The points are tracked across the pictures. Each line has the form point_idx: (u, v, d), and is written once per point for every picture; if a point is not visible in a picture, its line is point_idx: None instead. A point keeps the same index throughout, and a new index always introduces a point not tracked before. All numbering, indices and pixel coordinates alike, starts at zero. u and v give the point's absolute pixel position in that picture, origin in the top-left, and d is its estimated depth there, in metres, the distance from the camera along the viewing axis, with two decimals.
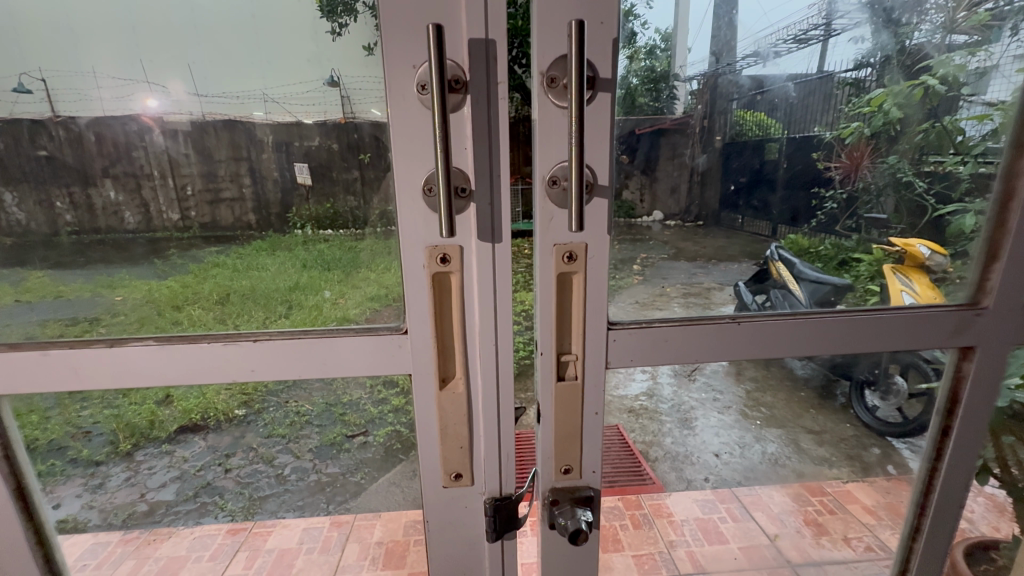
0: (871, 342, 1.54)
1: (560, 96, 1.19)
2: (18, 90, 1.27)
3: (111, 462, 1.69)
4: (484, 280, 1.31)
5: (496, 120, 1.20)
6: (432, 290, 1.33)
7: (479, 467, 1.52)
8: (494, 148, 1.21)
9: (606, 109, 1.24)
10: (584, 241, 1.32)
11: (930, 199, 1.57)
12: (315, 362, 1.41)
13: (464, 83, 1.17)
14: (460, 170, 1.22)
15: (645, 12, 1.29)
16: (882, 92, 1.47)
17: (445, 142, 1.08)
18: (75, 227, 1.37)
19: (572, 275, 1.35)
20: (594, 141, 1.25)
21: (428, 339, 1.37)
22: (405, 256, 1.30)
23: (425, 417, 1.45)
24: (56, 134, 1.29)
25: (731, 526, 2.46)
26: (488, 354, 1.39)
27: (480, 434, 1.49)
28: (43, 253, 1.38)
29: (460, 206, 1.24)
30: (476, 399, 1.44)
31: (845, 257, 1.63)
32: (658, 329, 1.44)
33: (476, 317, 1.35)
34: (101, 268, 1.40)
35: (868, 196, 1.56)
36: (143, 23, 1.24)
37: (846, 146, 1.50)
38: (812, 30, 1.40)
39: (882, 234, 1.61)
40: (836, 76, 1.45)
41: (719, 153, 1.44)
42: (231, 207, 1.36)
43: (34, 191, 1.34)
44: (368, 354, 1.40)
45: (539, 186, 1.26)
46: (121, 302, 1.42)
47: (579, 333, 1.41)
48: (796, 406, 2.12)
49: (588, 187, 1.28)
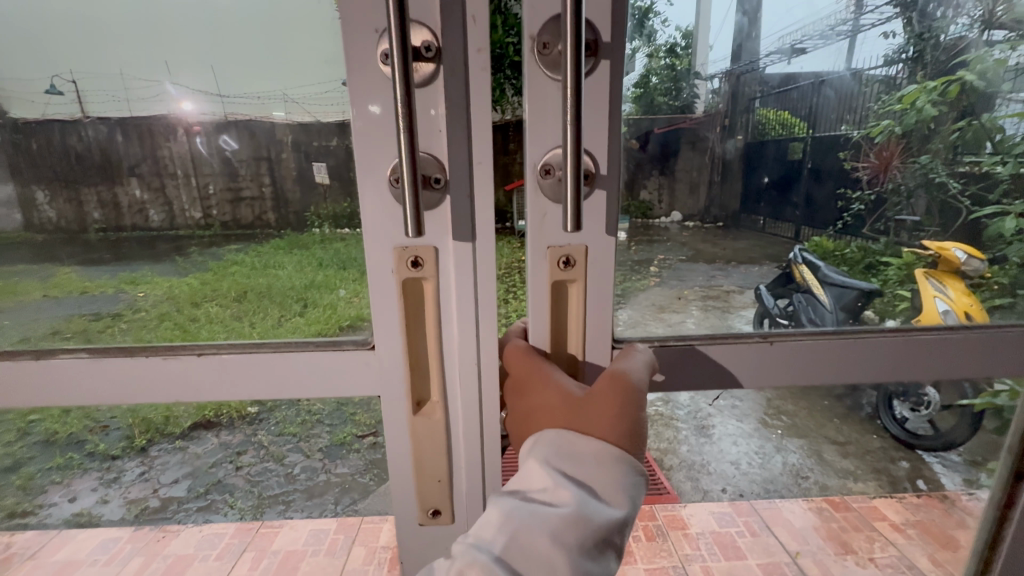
0: (916, 372, 1.37)
1: (552, 65, 1.08)
2: (49, 91, 1.23)
3: (126, 457, 1.72)
4: (462, 285, 1.22)
5: (473, 98, 1.10)
6: (401, 298, 1.23)
7: (459, 502, 1.41)
8: (470, 131, 1.11)
9: (609, 78, 1.11)
10: (583, 244, 1.22)
11: (965, 200, 1.50)
12: (281, 377, 1.34)
13: (435, 49, 1.06)
14: (431, 159, 1.13)
15: (665, 9, 1.19)
16: (914, 88, 1.40)
17: (412, 124, 0.95)
18: (104, 225, 1.37)
19: (568, 282, 1.25)
20: (596, 121, 1.13)
21: (398, 352, 1.28)
22: (372, 257, 1.21)
23: (396, 445, 1.36)
24: (85, 134, 1.31)
25: (748, 541, 2.34)
26: (467, 369, 1.29)
27: (458, 465, 1.38)
28: (74, 250, 1.40)
29: (434, 197, 1.15)
30: (454, 420, 1.34)
31: (873, 261, 1.69)
32: (675, 348, 1.31)
33: (455, 326, 1.26)
34: (123, 265, 1.45)
35: (897, 197, 1.52)
36: (171, 22, 1.22)
37: (874, 145, 1.47)
38: (840, 25, 1.27)
39: (914, 237, 1.59)
40: (863, 74, 1.36)
41: (739, 155, 1.38)
42: (251, 206, 1.36)
43: (66, 188, 1.36)
44: (338, 370, 1.33)
45: (531, 175, 1.15)
46: (142, 298, 1.54)
47: (576, 340, 1.29)
48: (819, 415, 2.03)
49: (589, 176, 1.16)
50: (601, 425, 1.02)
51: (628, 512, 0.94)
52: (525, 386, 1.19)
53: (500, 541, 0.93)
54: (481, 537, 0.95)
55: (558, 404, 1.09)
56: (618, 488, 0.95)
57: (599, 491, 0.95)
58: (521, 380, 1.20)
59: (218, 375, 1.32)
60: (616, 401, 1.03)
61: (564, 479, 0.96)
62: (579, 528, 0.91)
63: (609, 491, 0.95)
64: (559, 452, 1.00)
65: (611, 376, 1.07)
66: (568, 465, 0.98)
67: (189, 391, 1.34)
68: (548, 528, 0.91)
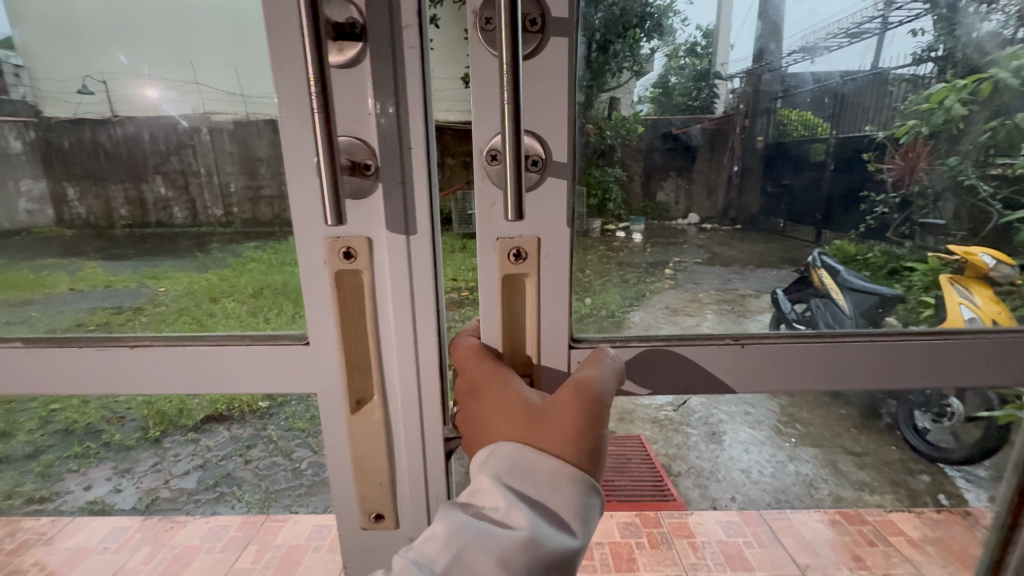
0: (913, 374, 1.34)
1: (492, 41, 1.04)
2: (82, 91, 1.28)
3: (140, 447, 1.74)
4: (396, 277, 1.20)
5: (402, 82, 1.08)
6: (336, 290, 1.22)
7: (403, 504, 1.39)
8: (399, 116, 1.09)
9: (558, 57, 1.07)
10: (533, 236, 1.18)
11: (996, 204, 1.44)
12: (251, 374, 1.35)
13: (361, 27, 1.04)
14: (361, 144, 1.10)
15: (685, 8, 1.20)
16: (942, 86, 1.37)
17: (325, 104, 0.88)
18: (128, 221, 1.41)
19: (521, 275, 1.22)
20: (544, 106, 1.10)
21: (335, 344, 1.27)
22: (305, 248, 1.19)
23: (335, 441, 1.35)
24: (115, 133, 1.33)
25: (757, 552, 2.28)
26: (406, 361, 1.27)
27: (400, 465, 1.36)
28: (98, 244, 1.46)
29: (364, 186, 1.13)
30: (395, 416, 1.32)
31: (897, 266, 1.58)
32: (640, 348, 1.28)
33: (390, 318, 1.24)
34: (148, 260, 1.46)
35: (924, 200, 1.44)
36: (193, 22, 1.24)
37: (900, 146, 1.39)
38: (866, 23, 1.27)
39: (941, 241, 1.51)
40: (891, 72, 1.35)
41: (759, 156, 1.38)
42: (270, 203, 1.32)
43: (93, 185, 1.39)
44: (280, 362, 1.32)
45: (478, 162, 1.12)
46: (163, 292, 1.51)
47: (534, 337, 1.26)
48: (835, 424, 1.97)
49: (539, 163, 1.13)
50: (563, 443, 0.95)
51: (584, 540, 0.89)
52: (481, 388, 1.12)
53: (445, 558, 0.89)
54: (425, 551, 0.91)
55: (517, 413, 1.03)
56: (574, 512, 0.91)
57: (554, 512, 0.91)
58: (480, 383, 1.13)
59: (215, 366, 1.34)
60: (580, 416, 0.96)
61: (517, 499, 0.91)
62: (531, 555, 0.86)
63: (566, 514, 0.91)
64: (514, 469, 0.95)
65: (570, 387, 1.00)
66: (521, 484, 0.94)
67: (209, 383, 1.37)
68: (498, 551, 0.87)
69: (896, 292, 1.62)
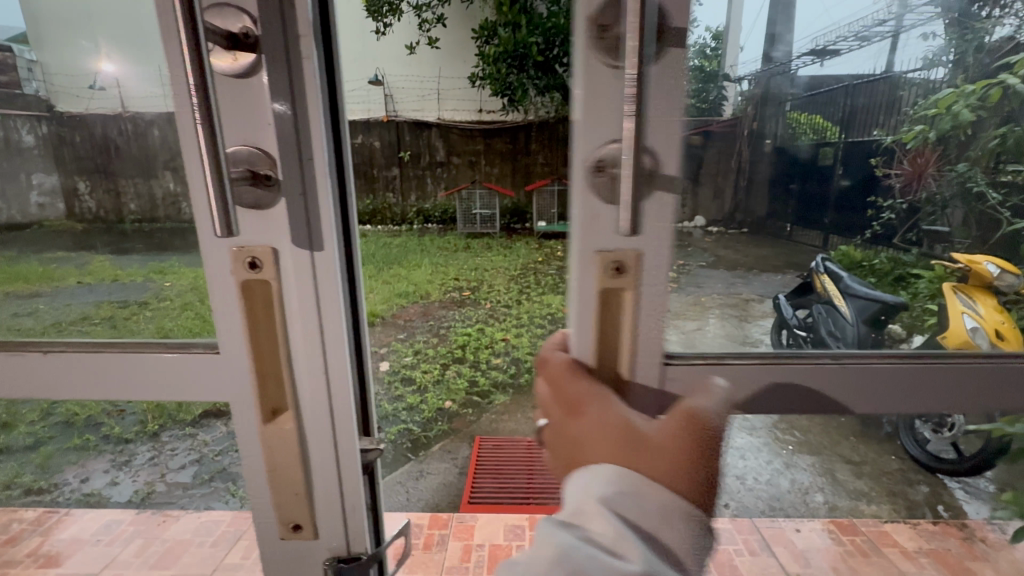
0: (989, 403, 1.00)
1: (612, 54, 0.77)
2: (93, 83, 0.99)
3: (139, 441, 1.73)
4: (309, 288, 0.92)
5: (303, 78, 0.82)
6: (241, 303, 0.93)
7: (321, 513, 1.06)
8: (299, 109, 0.83)
9: (674, 72, 0.79)
10: (637, 248, 0.87)
11: (1004, 211, 1.43)
12: (152, 382, 1.04)
13: (256, 39, 0.80)
14: (257, 150, 0.84)
15: None
16: (952, 91, 1.29)
17: (207, 107, 0.69)
18: (138, 217, 1.07)
19: (621, 295, 0.89)
20: (659, 102, 0.80)
21: (239, 358, 0.97)
22: (203, 257, 0.91)
23: (246, 455, 1.03)
24: (125, 126, 1.02)
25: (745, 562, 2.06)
26: (317, 381, 0.98)
27: (318, 483, 1.04)
28: (105, 238, 1.11)
29: (264, 198, 0.86)
30: (310, 430, 1.01)
31: (901, 270, 1.56)
32: (728, 366, 0.95)
33: (296, 342, 0.96)
34: (154, 256, 1.08)
35: (933, 205, 1.59)
36: None
37: (909, 151, 1.49)
38: (877, 27, 1.12)
39: (945, 247, 1.69)
40: (901, 78, 1.23)
41: (768, 157, 1.25)
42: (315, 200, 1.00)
43: (101, 175, 1.06)
44: (176, 372, 1.02)
45: (580, 174, 0.84)
46: (168, 290, 1.11)
47: (627, 358, 0.92)
48: (834, 435, 1.93)
49: (649, 175, 0.83)
50: (679, 477, 0.71)
51: None
52: (580, 407, 0.82)
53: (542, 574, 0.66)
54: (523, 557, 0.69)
55: (619, 437, 0.76)
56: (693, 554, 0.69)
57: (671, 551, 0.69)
58: (582, 400, 0.83)
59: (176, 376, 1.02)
60: (702, 456, 0.73)
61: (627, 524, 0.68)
62: None
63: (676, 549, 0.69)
64: (624, 493, 0.70)
65: (681, 416, 0.75)
66: (628, 508, 0.70)
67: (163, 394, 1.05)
68: None
69: (897, 301, 1.73)
